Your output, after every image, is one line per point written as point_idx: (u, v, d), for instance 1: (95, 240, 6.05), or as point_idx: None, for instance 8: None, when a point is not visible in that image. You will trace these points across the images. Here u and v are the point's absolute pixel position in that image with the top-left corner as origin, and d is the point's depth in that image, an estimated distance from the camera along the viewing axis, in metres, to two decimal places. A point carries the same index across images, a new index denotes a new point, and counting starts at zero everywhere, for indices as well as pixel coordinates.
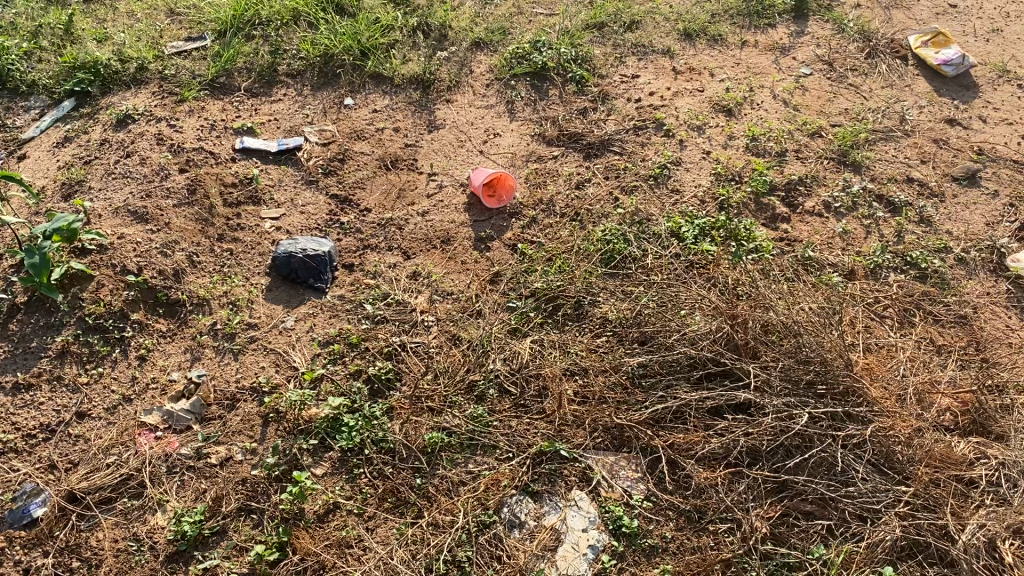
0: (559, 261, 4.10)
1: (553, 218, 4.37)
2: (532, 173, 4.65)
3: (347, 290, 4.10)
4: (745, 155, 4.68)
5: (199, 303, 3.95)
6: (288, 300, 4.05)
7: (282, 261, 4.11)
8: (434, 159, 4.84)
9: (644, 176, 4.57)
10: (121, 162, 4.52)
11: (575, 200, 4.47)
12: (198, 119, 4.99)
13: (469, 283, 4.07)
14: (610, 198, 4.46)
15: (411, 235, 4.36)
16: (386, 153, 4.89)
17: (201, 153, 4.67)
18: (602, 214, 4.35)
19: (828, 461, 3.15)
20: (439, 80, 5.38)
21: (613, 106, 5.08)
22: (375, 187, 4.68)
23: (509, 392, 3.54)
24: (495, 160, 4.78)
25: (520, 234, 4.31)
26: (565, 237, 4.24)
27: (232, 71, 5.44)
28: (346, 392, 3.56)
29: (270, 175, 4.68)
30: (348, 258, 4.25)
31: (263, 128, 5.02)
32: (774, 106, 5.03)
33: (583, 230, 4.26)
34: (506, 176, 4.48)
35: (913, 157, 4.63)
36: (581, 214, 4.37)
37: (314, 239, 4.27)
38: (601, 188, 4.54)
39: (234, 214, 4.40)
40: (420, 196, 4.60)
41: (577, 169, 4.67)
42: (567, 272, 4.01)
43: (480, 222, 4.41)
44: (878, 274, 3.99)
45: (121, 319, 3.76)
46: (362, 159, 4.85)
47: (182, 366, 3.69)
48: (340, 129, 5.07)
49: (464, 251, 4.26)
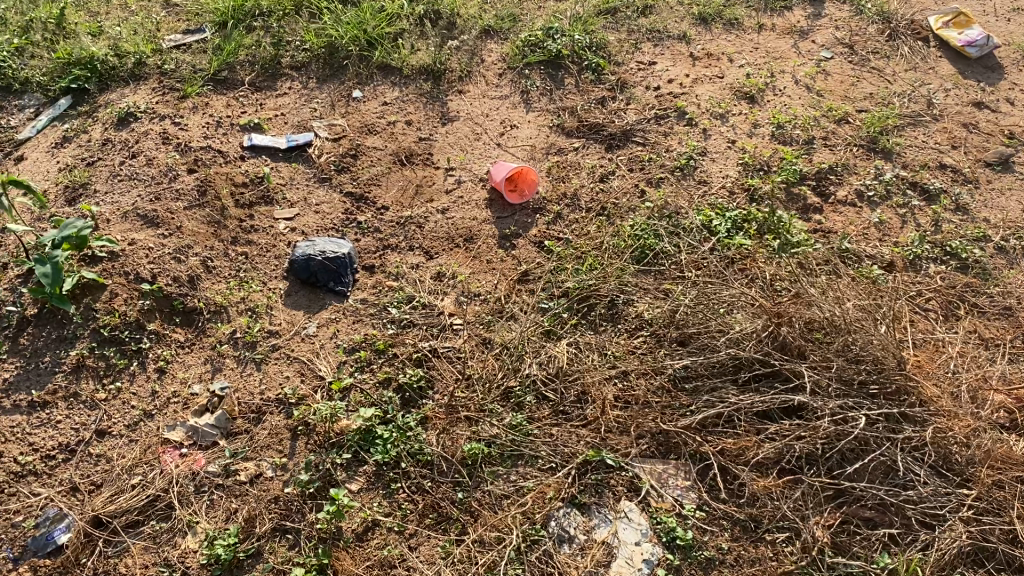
0: (587, 260, 3.98)
1: (579, 214, 4.24)
2: (553, 166, 4.51)
3: (369, 293, 3.95)
4: (772, 144, 4.55)
5: (217, 310, 3.79)
6: (309, 304, 3.90)
7: (300, 264, 3.96)
8: (451, 152, 4.69)
9: (669, 167, 4.45)
10: (127, 163, 4.34)
11: (600, 193, 4.34)
12: (203, 116, 4.81)
13: (496, 284, 3.94)
14: (636, 190, 4.34)
15: (433, 234, 4.22)
16: (400, 147, 4.72)
17: (208, 152, 4.50)
18: (628, 209, 4.23)
19: (887, 465, 3.03)
20: (450, 69, 5.21)
21: (632, 94, 4.93)
22: (392, 183, 4.52)
23: (548, 399, 3.41)
24: (514, 153, 4.64)
25: (545, 231, 4.18)
26: (593, 234, 4.12)
27: (235, 65, 5.25)
28: (378, 402, 3.42)
29: (280, 174, 4.51)
30: (368, 259, 4.10)
31: (270, 123, 4.84)
32: (797, 92, 4.90)
33: (610, 226, 4.14)
34: (528, 170, 4.34)
35: (943, 143, 4.52)
36: (607, 209, 4.24)
37: (333, 240, 4.11)
38: (625, 180, 4.41)
39: (247, 215, 4.23)
40: (439, 192, 4.45)
41: (599, 161, 4.53)
42: (597, 272, 3.89)
43: (502, 219, 4.27)
44: (918, 266, 3.89)
45: (137, 330, 3.60)
46: (375, 154, 4.69)
47: (203, 379, 3.54)
48: (350, 123, 4.89)
49: (489, 249, 4.12)
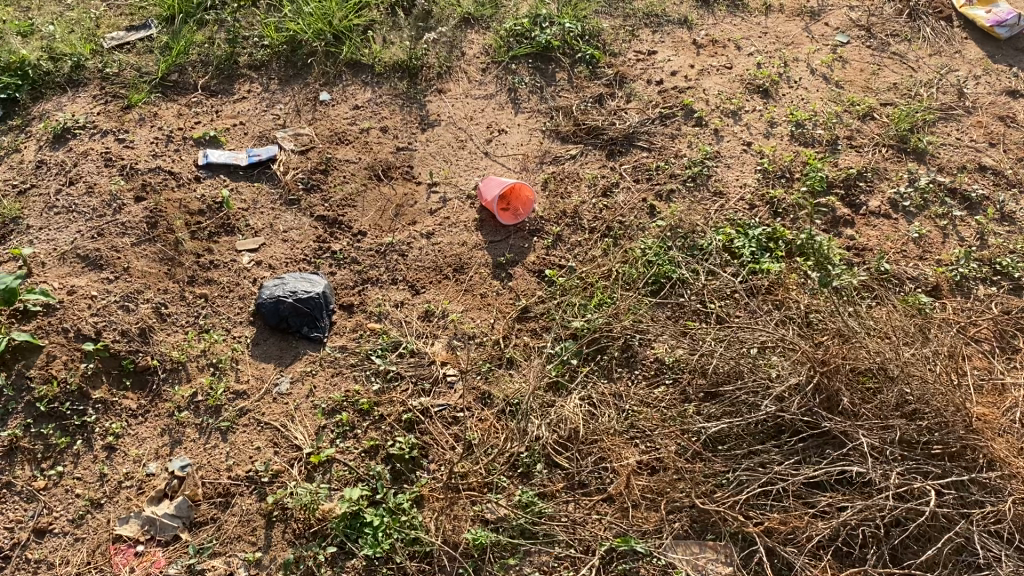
0: (595, 292, 3.51)
1: (581, 235, 3.77)
2: (549, 179, 4.03)
3: (349, 338, 3.47)
4: (792, 145, 4.09)
5: (174, 369, 3.29)
6: (280, 355, 3.42)
7: (269, 308, 3.47)
8: (433, 164, 4.19)
9: (680, 176, 3.98)
10: (64, 192, 3.80)
11: (604, 210, 3.86)
12: (151, 129, 4.25)
13: (493, 324, 3.48)
14: (644, 206, 3.87)
15: (418, 264, 3.73)
16: (376, 160, 4.21)
17: (158, 173, 3.95)
18: (637, 229, 3.76)
19: (960, 545, 2.62)
20: (428, 65, 4.68)
21: (632, 90, 4.44)
22: (369, 203, 4.02)
23: (560, 467, 2.96)
24: (504, 163, 4.15)
25: (545, 257, 3.70)
26: (599, 260, 3.65)
27: (186, 67, 4.68)
28: (365, 479, 2.97)
29: (242, 196, 3.99)
30: (346, 296, 3.61)
31: (229, 136, 4.30)
32: (814, 84, 4.43)
33: (618, 250, 3.67)
34: (523, 187, 3.88)
35: (979, 140, 4.08)
36: (613, 228, 3.78)
37: (306, 277, 3.62)
38: (631, 193, 3.94)
39: (204, 249, 3.72)
40: (422, 213, 3.96)
41: (600, 171, 4.05)
42: (608, 308, 3.44)
43: (496, 243, 3.79)
44: (965, 288, 3.47)
45: (80, 400, 3.11)
46: (348, 169, 4.17)
47: (160, 456, 3.06)
48: (318, 132, 4.37)
49: (483, 281, 3.65)
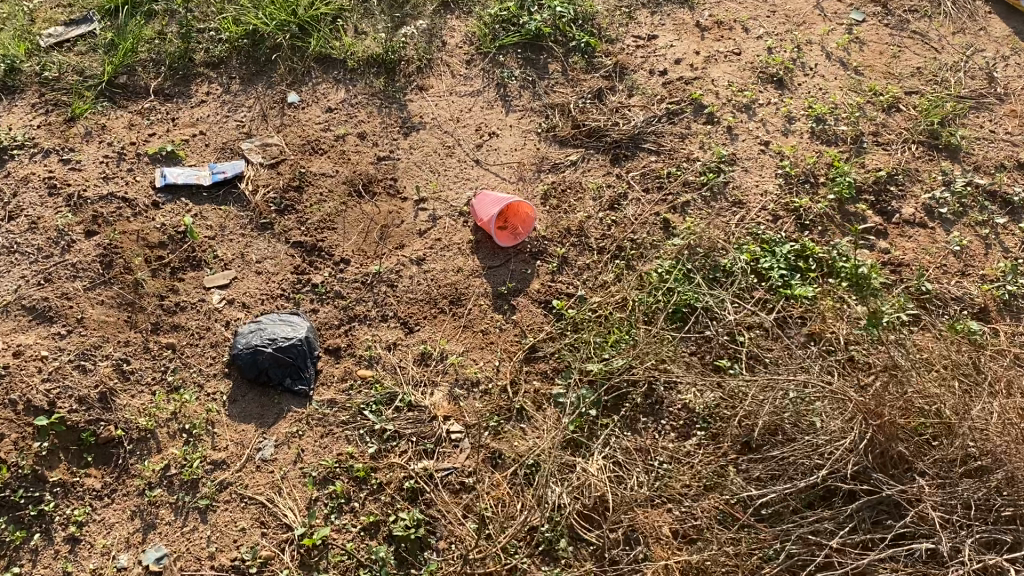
0: (610, 326, 3.17)
1: (590, 257, 3.41)
2: (550, 190, 3.64)
3: (338, 389, 3.10)
4: (813, 145, 3.73)
5: (141, 438, 2.91)
6: (261, 413, 3.04)
7: (245, 359, 3.08)
8: (420, 176, 3.78)
9: (694, 184, 3.61)
10: (4, 229, 3.36)
11: (613, 225, 3.50)
12: (100, 145, 3.79)
13: (498, 367, 3.12)
14: (657, 220, 3.51)
15: (409, 296, 3.35)
16: (355, 172, 3.80)
17: (111, 201, 3.51)
18: (650, 249, 3.41)
19: None
20: (406, 59, 4.23)
21: (634, 82, 4.03)
22: (350, 225, 3.62)
23: (586, 541, 2.66)
24: (498, 173, 3.75)
25: (551, 284, 3.34)
26: (611, 286, 3.30)
27: (135, 66, 4.18)
28: (367, 564, 2.65)
29: (207, 222, 3.57)
30: (331, 339, 3.23)
31: (188, 149, 3.86)
32: (831, 71, 4.05)
33: (631, 276, 3.32)
34: (522, 205, 3.50)
35: (1015, 132, 3.75)
36: (624, 249, 3.42)
37: (286, 322, 3.21)
38: (641, 205, 3.57)
39: (168, 289, 3.31)
40: (409, 234, 3.56)
41: (605, 179, 3.67)
42: (626, 346, 3.10)
43: (495, 269, 3.41)
44: (1015, 307, 3.17)
45: (36, 485, 2.74)
46: (325, 185, 3.77)
47: (131, 545, 2.70)
48: (289, 141, 3.94)
49: (483, 315, 3.28)
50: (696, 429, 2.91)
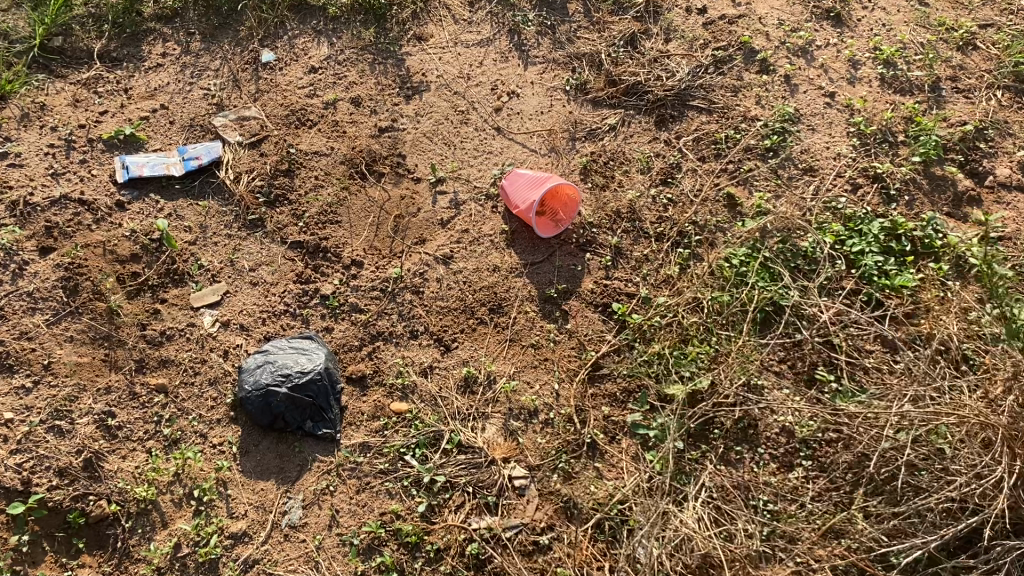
0: (683, 334, 2.71)
1: (647, 248, 2.92)
2: (590, 164, 3.12)
3: (369, 429, 2.60)
4: (885, 95, 3.24)
5: (140, 513, 2.41)
6: (281, 467, 2.53)
7: (255, 403, 2.55)
8: (432, 150, 3.21)
9: (755, 149, 3.12)
10: None
11: (669, 207, 3.01)
12: (42, 131, 3.14)
13: (557, 391, 2.66)
14: (719, 197, 3.02)
15: (440, 305, 2.85)
16: (355, 149, 3.21)
17: (65, 206, 2.92)
18: (715, 235, 2.94)
19: None
20: (399, 3, 3.62)
21: (669, 24, 3.51)
22: (357, 218, 3.06)
23: None
24: (525, 144, 3.20)
25: (606, 283, 2.86)
26: (677, 283, 2.83)
27: (71, 25, 3.48)
28: None
29: (185, 224, 2.98)
30: (354, 365, 2.72)
31: (150, 130, 3.22)
32: (891, 3, 3.54)
33: (698, 270, 2.86)
34: (566, 188, 2.97)
35: None
36: (686, 235, 2.94)
37: (303, 354, 2.66)
38: (698, 178, 3.07)
39: (150, 315, 2.75)
40: (430, 226, 3.03)
41: (652, 148, 3.16)
42: (708, 359, 2.65)
43: (538, 266, 2.91)
44: None
45: None
46: (320, 166, 3.17)
47: None
48: (270, 112, 3.31)
49: (530, 326, 2.79)
50: (800, 458, 2.50)
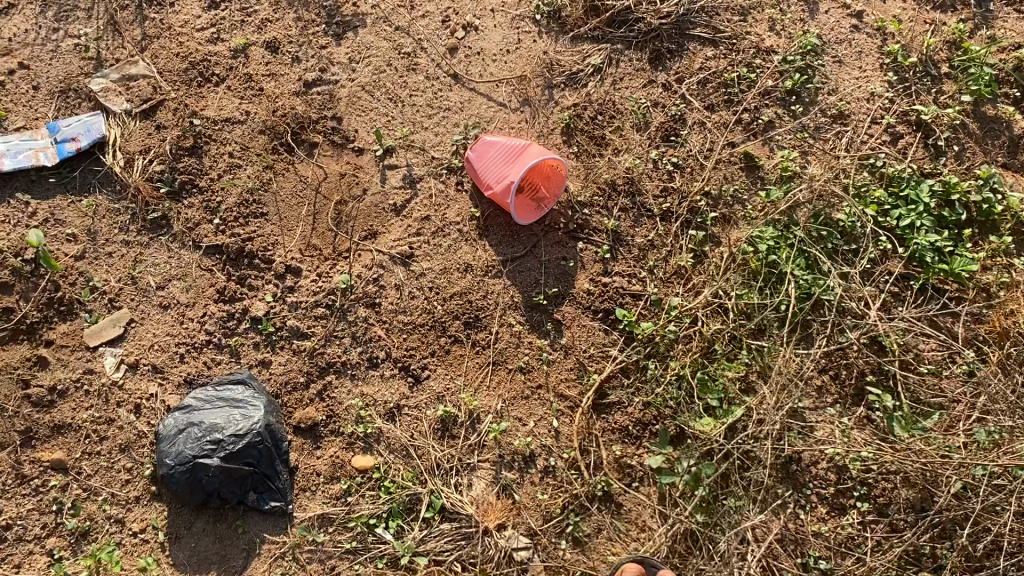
0: (706, 345, 2.22)
1: (651, 231, 2.39)
2: (574, 122, 2.52)
3: (328, 495, 2.12)
4: (924, 13, 2.66)
5: None
6: (223, 555, 2.05)
7: (181, 482, 2.02)
8: (375, 109, 2.56)
9: (774, 91, 2.54)
10: None
11: (674, 174, 2.45)
12: None
13: (557, 429, 2.17)
14: (733, 158, 2.47)
15: (402, 321, 2.30)
16: (277, 112, 2.54)
17: None
18: (732, 209, 2.41)
19: None
20: None
21: None
22: (288, 206, 2.44)
23: None
24: (491, 96, 2.58)
25: (605, 282, 2.33)
26: (692, 277, 2.32)
27: None
28: None
29: (67, 233, 2.35)
30: (303, 411, 2.19)
31: (8, 101, 2.54)
32: None
33: (716, 258, 2.34)
34: (556, 163, 2.37)
35: None
36: (697, 211, 2.40)
37: (236, 407, 2.10)
38: (706, 135, 2.50)
39: (34, 366, 2.19)
40: (381, 213, 2.43)
41: (648, 95, 2.56)
42: (738, 380, 2.18)
43: (520, 262, 2.36)
44: None
45: None
46: (234, 139, 2.51)
47: None
48: (164, 66, 2.60)
49: (517, 343, 2.27)
50: (854, 499, 2.09)
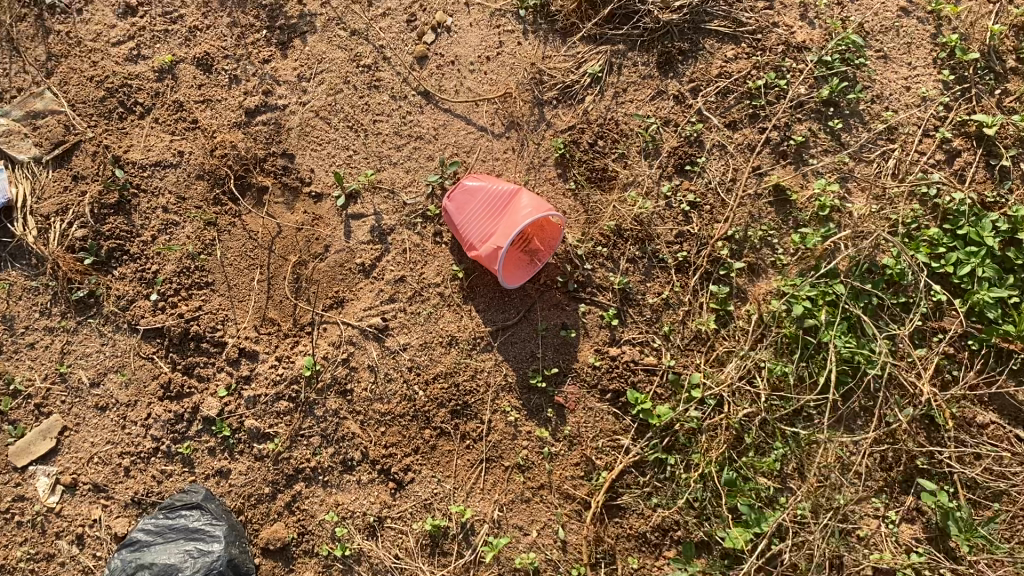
0: (733, 434, 1.91)
1: (664, 287, 2.03)
2: (569, 150, 2.12)
3: None
4: None
5: None
6: None
7: None
8: (333, 141, 2.15)
9: (808, 101, 2.11)
10: None
11: (690, 214, 2.07)
12: None
13: (564, 540, 1.90)
14: (760, 191, 2.08)
15: (378, 412, 1.98)
16: (216, 149, 2.13)
17: None
18: (759, 255, 2.05)
19: None
20: None
21: None
22: (238, 271, 2.07)
23: None
24: (470, 118, 2.16)
25: (613, 354, 1.99)
26: (715, 347, 1.98)
27: None
28: None
29: None
30: (271, 529, 1.91)
31: None
32: None
33: (742, 320, 2.00)
34: (553, 220, 2.01)
35: None
36: (718, 261, 2.04)
37: (191, 540, 1.79)
38: (727, 161, 2.10)
39: None
40: (347, 275, 2.07)
41: (656, 110, 2.14)
42: (770, 476, 1.89)
43: (513, 332, 2.02)
44: None
45: None
46: (167, 188, 2.11)
47: None
48: (76, 95, 2.18)
49: (513, 433, 1.96)
50: None
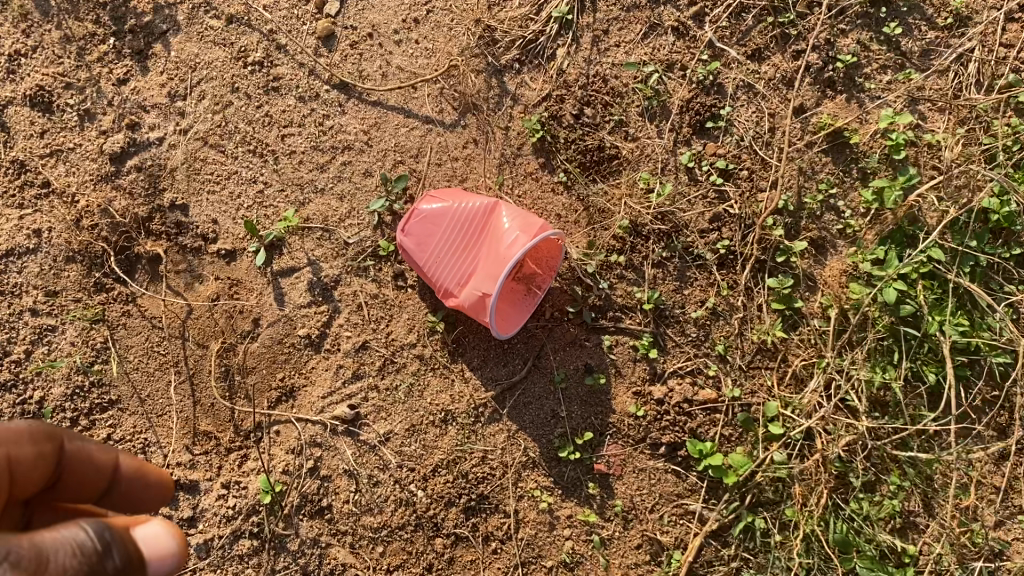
0: (833, 477, 1.46)
1: (707, 292, 1.54)
2: (549, 130, 1.58)
3: None
4: None
5: None
6: None
7: None
8: (233, 174, 1.59)
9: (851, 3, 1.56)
10: None
11: (722, 187, 1.56)
12: None
13: None
14: (808, 137, 1.55)
15: (371, 530, 1.52)
16: (81, 219, 1.57)
17: None
18: (823, 225, 1.54)
19: None
20: None
21: None
22: (148, 376, 1.56)
23: None
24: (408, 109, 1.61)
25: (657, 397, 1.52)
26: (787, 361, 1.51)
27: None
28: None
29: None
30: None
31: None
32: None
33: (816, 319, 1.52)
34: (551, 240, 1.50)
35: None
36: (772, 245, 1.53)
37: None
38: (759, 105, 1.57)
39: None
40: (290, 353, 1.56)
41: (652, 53, 1.59)
42: (889, 520, 1.46)
43: (524, 391, 1.54)
44: None
45: None
46: (29, 282, 1.57)
47: None
48: None
49: (549, 524, 1.51)
50: None
